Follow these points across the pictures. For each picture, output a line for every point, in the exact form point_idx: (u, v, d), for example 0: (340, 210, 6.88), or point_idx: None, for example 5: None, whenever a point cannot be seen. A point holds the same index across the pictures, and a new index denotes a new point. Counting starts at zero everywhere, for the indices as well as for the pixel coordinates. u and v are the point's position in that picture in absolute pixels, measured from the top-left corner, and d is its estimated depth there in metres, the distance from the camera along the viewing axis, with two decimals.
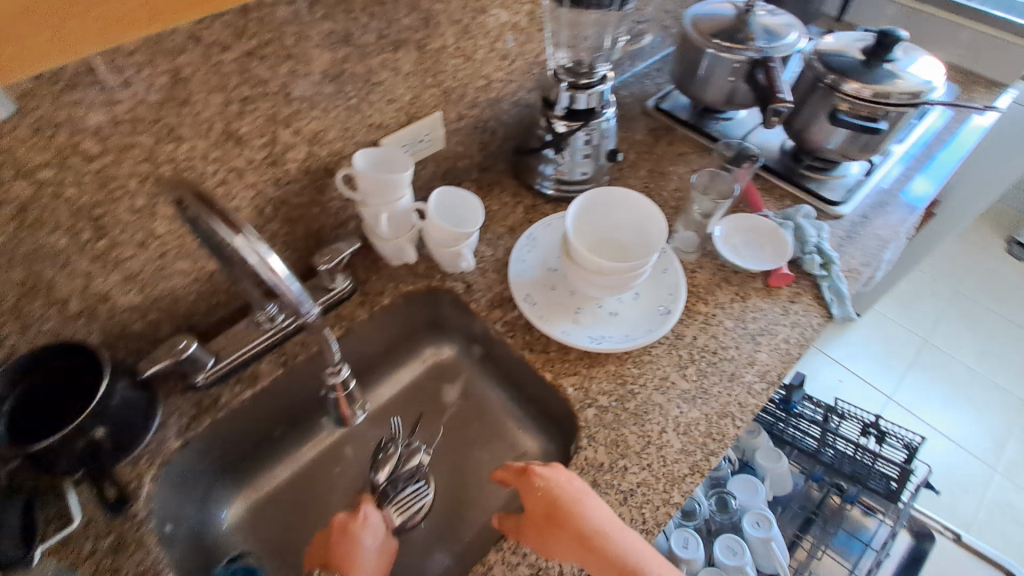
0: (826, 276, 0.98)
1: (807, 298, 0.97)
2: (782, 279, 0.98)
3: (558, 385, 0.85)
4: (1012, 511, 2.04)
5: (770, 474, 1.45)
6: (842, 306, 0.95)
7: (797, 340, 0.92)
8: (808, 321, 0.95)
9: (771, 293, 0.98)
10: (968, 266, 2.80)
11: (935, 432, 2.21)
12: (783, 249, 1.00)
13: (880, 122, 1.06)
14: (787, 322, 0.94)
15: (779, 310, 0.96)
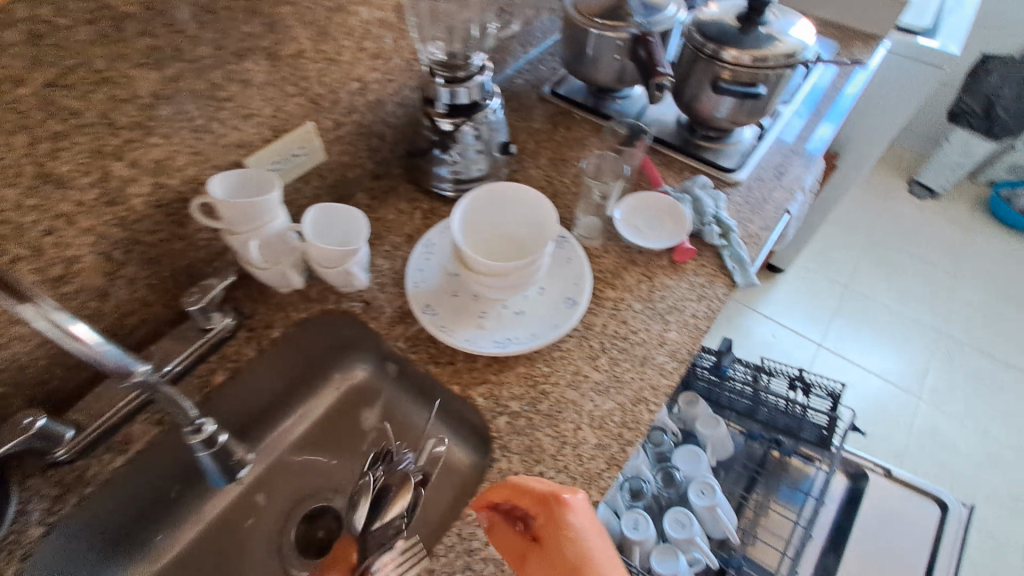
0: (726, 244, 0.98)
1: (711, 269, 0.97)
2: (685, 254, 0.97)
3: (467, 397, 0.82)
4: (938, 435, 2.19)
5: (711, 440, 1.48)
6: (744, 273, 0.96)
7: (705, 314, 0.92)
8: (714, 293, 0.94)
9: (677, 269, 0.97)
10: (877, 211, 2.98)
11: (864, 372, 2.34)
12: (683, 223, 1.00)
13: (760, 86, 1.06)
14: (695, 297, 0.94)
15: (685, 286, 0.95)
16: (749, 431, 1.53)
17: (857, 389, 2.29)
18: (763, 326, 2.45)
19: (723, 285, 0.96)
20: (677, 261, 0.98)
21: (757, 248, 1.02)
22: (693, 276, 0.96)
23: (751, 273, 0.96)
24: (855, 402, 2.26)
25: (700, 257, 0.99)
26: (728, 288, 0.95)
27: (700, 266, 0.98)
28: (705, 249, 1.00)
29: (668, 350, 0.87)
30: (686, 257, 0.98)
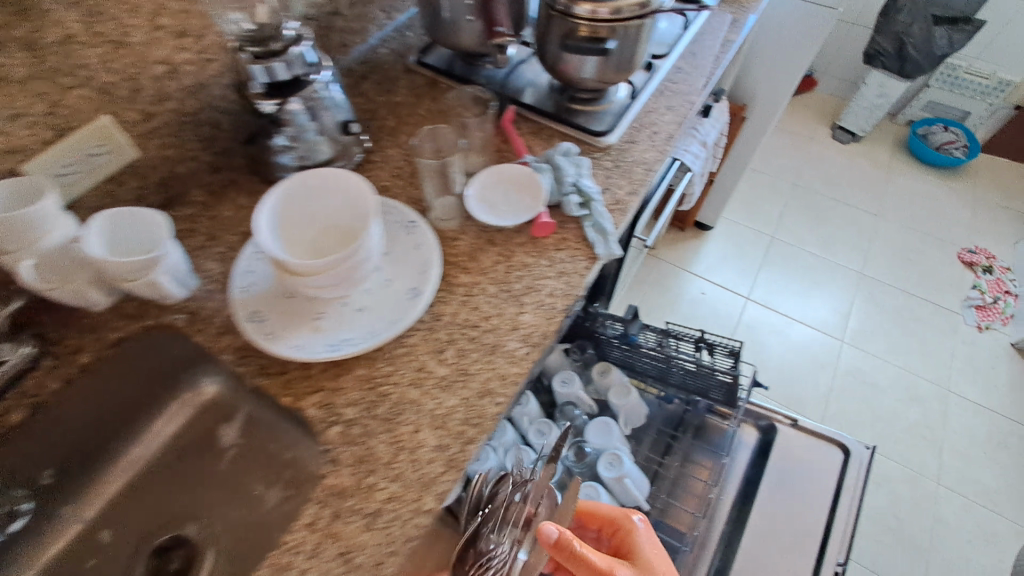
0: (588, 215, 0.93)
1: (573, 243, 0.92)
2: (543, 228, 0.92)
3: (299, 408, 0.75)
4: (861, 376, 2.26)
5: (623, 411, 1.51)
6: (606, 244, 0.91)
7: (563, 291, 0.86)
8: (575, 268, 0.89)
9: (536, 244, 0.91)
10: (803, 158, 3.00)
11: (791, 321, 2.38)
12: (539, 195, 0.93)
13: (610, 42, 0.98)
14: (553, 273, 0.88)
15: (544, 262, 0.89)
16: (667, 394, 1.58)
17: (784, 339, 2.33)
18: (693, 285, 2.46)
19: (584, 258, 0.90)
20: (536, 236, 0.92)
21: (622, 215, 0.96)
22: (553, 251, 0.91)
23: (613, 244, 0.91)
24: (783, 352, 2.30)
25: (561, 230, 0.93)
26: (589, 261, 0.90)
27: (561, 240, 0.92)
28: (567, 221, 0.94)
29: (522, 335, 0.82)
30: (546, 232, 0.92)
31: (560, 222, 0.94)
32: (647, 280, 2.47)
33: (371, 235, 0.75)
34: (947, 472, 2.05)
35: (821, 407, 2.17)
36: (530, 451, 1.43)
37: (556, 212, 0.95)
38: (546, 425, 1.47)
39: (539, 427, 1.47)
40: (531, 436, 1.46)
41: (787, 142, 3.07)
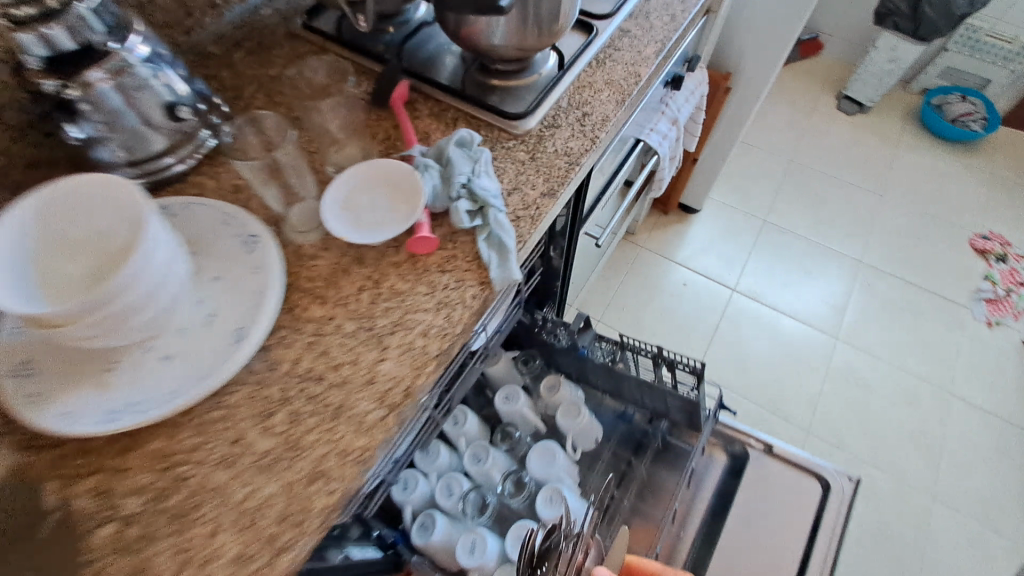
0: (483, 226, 0.73)
1: (462, 263, 0.72)
2: (424, 246, 0.72)
3: (66, 498, 0.56)
4: (857, 376, 2.05)
5: (573, 432, 1.32)
6: (503, 265, 0.71)
7: (441, 329, 0.68)
8: (460, 297, 0.70)
9: (415, 266, 0.72)
10: (804, 131, 2.73)
11: (782, 314, 2.16)
12: (415, 199, 0.72)
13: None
14: (430, 306, 0.69)
15: (422, 291, 0.70)
16: (624, 412, 1.39)
17: (773, 334, 2.11)
18: (674, 275, 2.23)
19: (474, 284, 0.71)
20: (416, 256, 0.73)
21: (530, 225, 0.76)
22: (435, 275, 0.71)
23: (510, 265, 0.71)
24: (772, 349, 2.08)
25: (450, 246, 0.74)
26: (480, 288, 0.71)
27: (448, 260, 0.73)
28: (459, 235, 0.74)
29: (379, 389, 0.63)
30: (429, 250, 0.73)
31: (450, 236, 0.74)
32: (623, 270, 2.24)
33: (151, 242, 0.56)
34: (945, 483, 1.87)
35: (811, 411, 1.97)
36: (463, 480, 1.26)
37: (446, 224, 0.75)
38: (484, 451, 1.28)
39: (476, 452, 1.29)
40: (465, 462, 1.29)
41: (787, 113, 2.79)
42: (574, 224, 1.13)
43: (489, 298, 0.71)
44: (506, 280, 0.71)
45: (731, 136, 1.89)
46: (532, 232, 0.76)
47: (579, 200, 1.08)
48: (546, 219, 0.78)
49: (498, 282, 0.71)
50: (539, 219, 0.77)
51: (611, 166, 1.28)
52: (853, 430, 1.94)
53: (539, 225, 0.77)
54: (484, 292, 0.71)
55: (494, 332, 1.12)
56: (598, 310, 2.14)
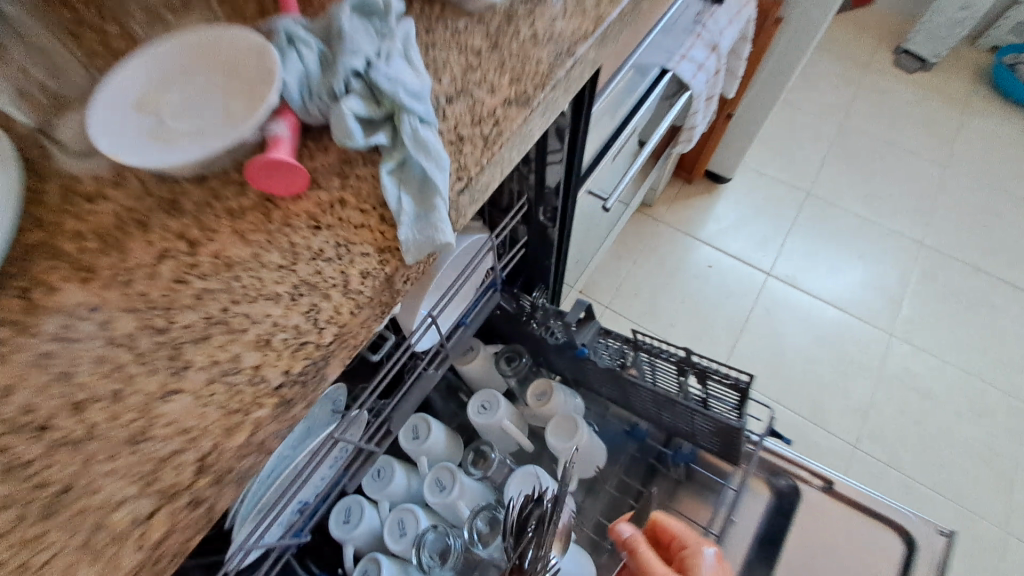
0: (392, 149, 0.44)
1: (344, 219, 0.43)
2: (282, 179, 0.42)
3: None
4: (914, 382, 1.70)
5: (566, 455, 1.00)
6: (423, 216, 0.43)
7: (292, 338, 0.40)
8: (334, 279, 0.41)
9: (263, 227, 0.43)
10: (855, 90, 2.33)
11: (824, 305, 1.81)
12: (250, 83, 0.45)
13: None
14: (279, 294, 0.41)
15: (269, 268, 0.42)
16: (636, 428, 1.09)
17: (812, 328, 1.77)
18: (696, 255, 1.89)
19: (364, 255, 0.42)
20: (270, 208, 0.44)
21: (480, 155, 0.46)
22: (295, 240, 0.42)
23: (440, 214, 0.42)
24: (810, 346, 1.74)
25: (327, 188, 0.44)
26: (372, 263, 0.42)
27: (322, 212, 0.43)
28: (349, 168, 0.45)
29: (154, 450, 0.36)
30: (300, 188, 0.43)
31: (330, 169, 0.45)
32: (637, 248, 1.90)
33: None
34: (1019, 517, 1.53)
35: (858, 422, 1.63)
36: (420, 515, 0.96)
37: (332, 148, 0.46)
38: (449, 476, 0.98)
39: (439, 478, 0.99)
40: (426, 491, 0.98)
41: (835, 70, 2.39)
42: (573, 175, 0.79)
43: (396, 275, 0.43)
44: (434, 239, 0.42)
45: (773, 85, 1.51)
46: (480, 168, 0.46)
47: (578, 138, 0.75)
48: (507, 147, 0.48)
49: (420, 242, 0.42)
50: (498, 144, 0.47)
51: (628, 99, 0.92)
52: (908, 448, 1.60)
53: (496, 156, 0.47)
54: (387, 267, 0.42)
55: (455, 324, 0.80)
56: (606, 295, 1.81)
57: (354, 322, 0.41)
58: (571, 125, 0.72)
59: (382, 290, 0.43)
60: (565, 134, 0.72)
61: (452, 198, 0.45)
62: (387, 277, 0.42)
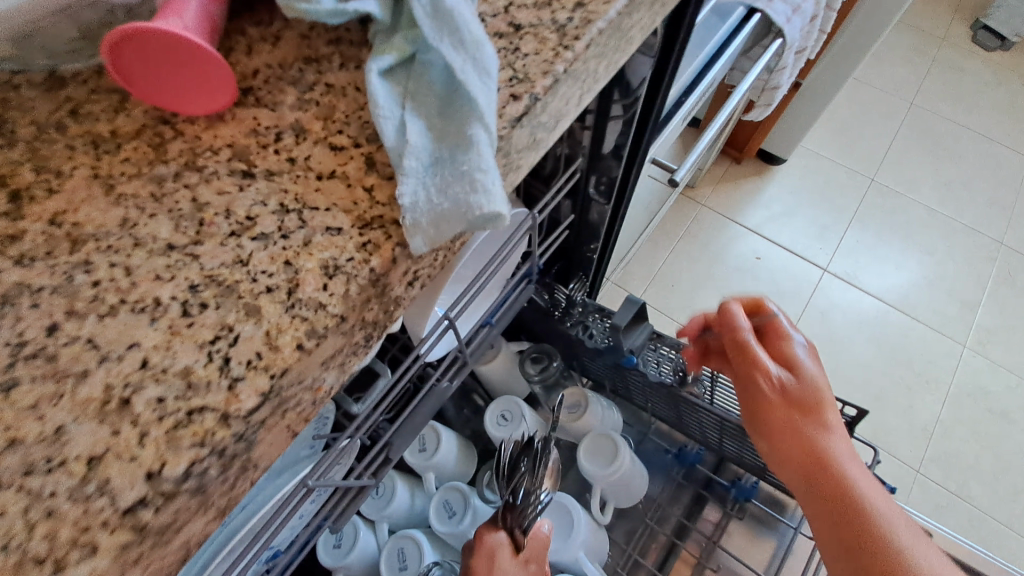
0: (397, 54, 0.29)
1: (305, 180, 0.28)
2: (173, 65, 0.27)
3: None
4: (987, 401, 1.44)
5: (603, 483, 0.81)
6: (442, 158, 0.27)
7: (170, 398, 0.23)
8: (272, 284, 0.26)
9: (151, 191, 0.28)
10: (931, 58, 1.99)
11: (887, 309, 1.53)
12: None
13: None
14: (165, 307, 0.25)
15: (154, 262, 0.26)
16: (684, 451, 0.91)
17: (871, 332, 1.51)
18: (740, 245, 1.61)
19: (338, 233, 0.27)
20: (173, 161, 0.29)
21: (550, 61, 0.32)
22: (209, 212, 0.27)
23: (476, 157, 0.26)
24: (867, 353, 1.48)
25: (280, 107, 0.31)
26: (352, 248, 0.26)
27: (266, 150, 0.29)
28: (320, 73, 0.32)
29: None
30: (217, 79, 0.28)
31: (288, 76, 0.32)
32: (675, 235, 1.61)
33: None
34: None
35: (918, 442, 1.38)
36: (424, 546, 0.78)
37: (286, 37, 0.33)
38: (460, 499, 0.81)
39: (446, 500, 0.82)
40: (431, 516, 0.81)
41: (904, 33, 2.06)
42: (644, 134, 0.58)
43: (394, 270, 0.27)
44: (468, 200, 0.26)
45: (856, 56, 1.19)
46: (552, 77, 0.31)
47: (662, 80, 0.54)
48: (590, 55, 0.33)
49: (443, 208, 0.26)
50: (576, 36, 0.33)
51: (702, 46, 0.64)
52: (979, 480, 1.35)
53: (583, 57, 0.33)
54: (376, 257, 0.26)
55: (478, 326, 0.60)
56: (639, 286, 1.53)
57: (295, 367, 0.25)
58: (656, 60, 0.52)
59: (368, 294, 0.27)
60: (648, 74, 0.52)
61: (501, 133, 0.29)
62: (377, 272, 0.26)
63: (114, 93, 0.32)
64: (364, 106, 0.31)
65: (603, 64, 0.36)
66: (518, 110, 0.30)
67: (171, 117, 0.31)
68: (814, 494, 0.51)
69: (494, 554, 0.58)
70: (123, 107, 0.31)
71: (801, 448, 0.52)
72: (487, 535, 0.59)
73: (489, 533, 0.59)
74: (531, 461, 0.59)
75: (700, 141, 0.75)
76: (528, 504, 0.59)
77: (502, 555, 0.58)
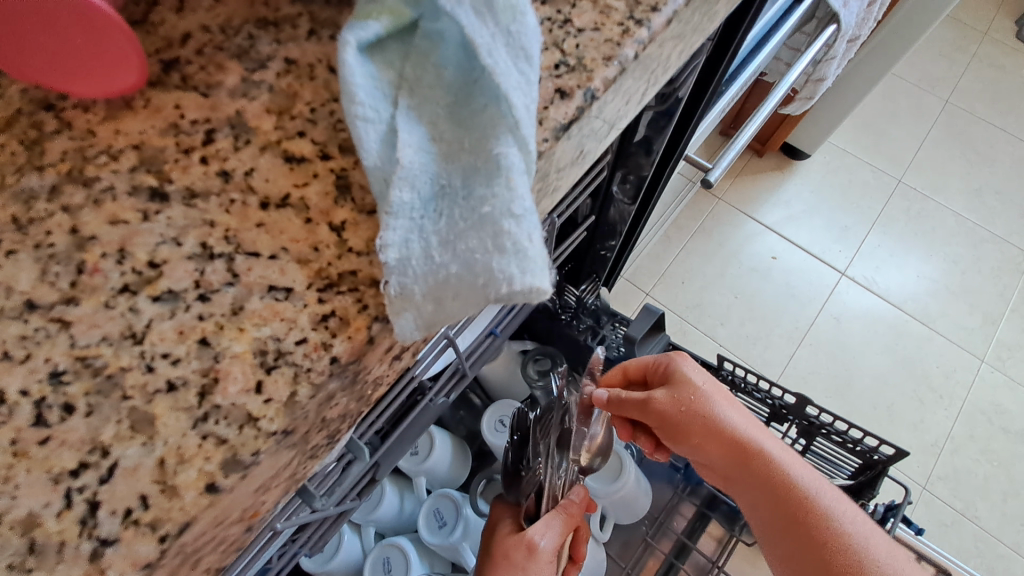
0: (386, 17, 0.21)
1: (242, 208, 0.21)
2: (36, 24, 0.20)
3: None
4: (1002, 419, 1.11)
5: (606, 501, 0.69)
6: (453, 180, 0.20)
7: (1, 563, 0.17)
8: (177, 378, 0.19)
9: (13, 214, 0.21)
10: (992, 22, 1.68)
11: (924, 328, 1.19)
12: None
13: None
14: (12, 409, 0.18)
15: (4, 330, 0.19)
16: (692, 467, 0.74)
17: (887, 340, 1.17)
18: (754, 244, 1.25)
19: (286, 297, 0.20)
20: (51, 168, 0.22)
21: (615, 43, 0.25)
22: (95, 253, 0.20)
23: (513, 183, 0.20)
24: (889, 378, 1.13)
25: (217, 91, 0.24)
26: (306, 324, 0.20)
27: (190, 157, 0.22)
28: (278, 43, 0.25)
29: None
30: (110, 50, 0.21)
31: (231, 46, 0.25)
32: (687, 232, 1.24)
33: None
34: None
35: (921, 456, 1.07)
36: (412, 558, 0.63)
37: None
38: (450, 507, 0.65)
39: (437, 509, 0.66)
40: (420, 527, 0.65)
41: None
42: (687, 128, 0.51)
43: (368, 355, 0.21)
44: (488, 263, 0.19)
45: (910, 37, 0.94)
46: (618, 65, 0.25)
47: (717, 69, 0.47)
48: (668, 34, 0.27)
49: (448, 274, 0.19)
50: (653, 5, 0.26)
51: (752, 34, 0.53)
52: (1001, 523, 1.03)
53: (661, 37, 0.26)
54: (342, 340, 0.20)
55: (483, 336, 0.51)
56: (647, 281, 1.19)
57: (199, 518, 0.18)
58: (716, 44, 0.45)
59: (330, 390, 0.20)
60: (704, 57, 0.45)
61: (539, 148, 0.23)
62: (343, 362, 0.20)
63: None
64: (337, 96, 0.24)
65: (677, 50, 0.30)
66: (565, 115, 0.23)
67: (57, 101, 0.24)
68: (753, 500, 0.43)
69: (495, 527, 0.50)
70: None
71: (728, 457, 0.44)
72: (497, 505, 0.52)
73: (500, 507, 0.52)
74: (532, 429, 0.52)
75: (738, 136, 0.66)
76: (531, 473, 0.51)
77: (503, 527, 0.49)
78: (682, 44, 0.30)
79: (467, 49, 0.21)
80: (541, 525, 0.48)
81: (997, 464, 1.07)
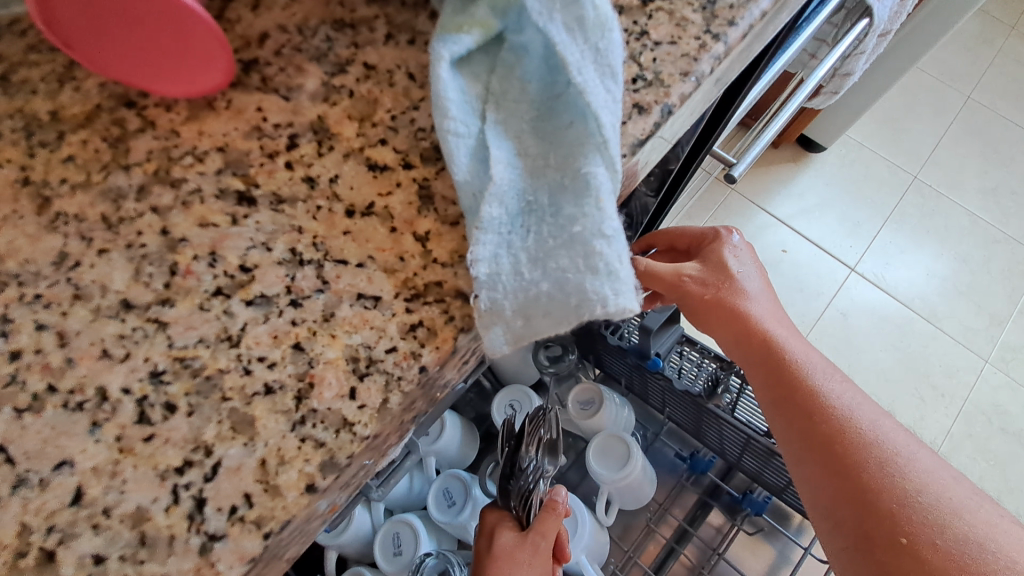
0: (472, 26, 0.22)
1: (329, 216, 0.22)
2: (126, 21, 0.21)
3: None
4: (1003, 420, 1.10)
5: (612, 490, 0.62)
6: (537, 193, 0.21)
7: (113, 556, 0.17)
8: (274, 382, 0.20)
9: (103, 212, 0.22)
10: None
11: (931, 326, 1.18)
12: None
13: None
14: (114, 406, 0.19)
15: (102, 329, 0.20)
16: (697, 457, 0.68)
17: (893, 336, 1.16)
18: (765, 235, 1.24)
19: (374, 306, 0.21)
20: (136, 167, 0.23)
21: (692, 58, 0.26)
22: (186, 255, 0.21)
23: (598, 192, 0.21)
24: (892, 375, 1.13)
25: (297, 94, 0.25)
26: (395, 333, 0.21)
27: (274, 162, 0.23)
28: (356, 46, 0.26)
29: None
30: (197, 54, 0.22)
31: (309, 47, 0.26)
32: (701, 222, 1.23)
33: None
34: None
35: None
36: (423, 532, 0.56)
37: None
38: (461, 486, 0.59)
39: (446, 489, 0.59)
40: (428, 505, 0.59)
41: None
42: (718, 128, 0.51)
43: (451, 367, 0.21)
44: (581, 284, 0.20)
45: (936, 32, 0.92)
46: (694, 81, 0.26)
47: (752, 71, 0.47)
48: (741, 46, 0.28)
49: (538, 291, 0.20)
50: (730, 19, 0.27)
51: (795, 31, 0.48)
52: None
53: (736, 49, 0.28)
54: (430, 350, 0.20)
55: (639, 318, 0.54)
56: None
57: (298, 518, 0.19)
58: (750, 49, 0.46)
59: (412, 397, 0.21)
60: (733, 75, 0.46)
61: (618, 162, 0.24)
62: (430, 371, 0.20)
63: (59, 55, 0.26)
64: (416, 104, 0.25)
65: (740, 60, 0.31)
66: (643, 130, 0.24)
67: (137, 98, 0.25)
68: (776, 397, 0.34)
69: (495, 534, 0.42)
70: (71, 77, 0.25)
71: (755, 346, 0.35)
72: (488, 511, 0.44)
73: (493, 510, 0.44)
74: (528, 432, 0.44)
75: (762, 133, 0.64)
76: (532, 480, 0.43)
77: (505, 530, 0.42)
78: (744, 55, 0.31)
79: (551, 63, 0.22)
80: (542, 524, 0.42)
81: (994, 463, 1.07)
